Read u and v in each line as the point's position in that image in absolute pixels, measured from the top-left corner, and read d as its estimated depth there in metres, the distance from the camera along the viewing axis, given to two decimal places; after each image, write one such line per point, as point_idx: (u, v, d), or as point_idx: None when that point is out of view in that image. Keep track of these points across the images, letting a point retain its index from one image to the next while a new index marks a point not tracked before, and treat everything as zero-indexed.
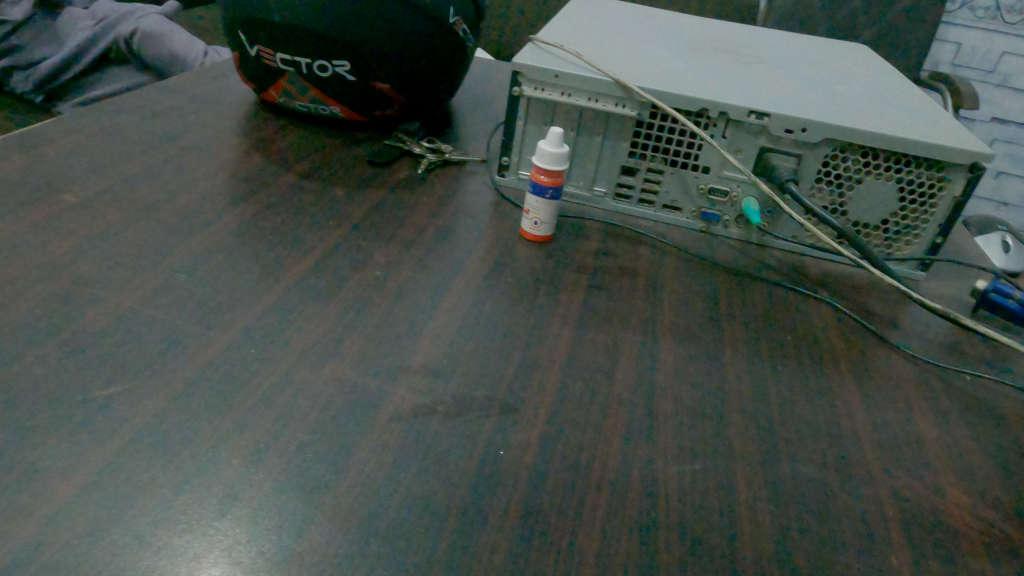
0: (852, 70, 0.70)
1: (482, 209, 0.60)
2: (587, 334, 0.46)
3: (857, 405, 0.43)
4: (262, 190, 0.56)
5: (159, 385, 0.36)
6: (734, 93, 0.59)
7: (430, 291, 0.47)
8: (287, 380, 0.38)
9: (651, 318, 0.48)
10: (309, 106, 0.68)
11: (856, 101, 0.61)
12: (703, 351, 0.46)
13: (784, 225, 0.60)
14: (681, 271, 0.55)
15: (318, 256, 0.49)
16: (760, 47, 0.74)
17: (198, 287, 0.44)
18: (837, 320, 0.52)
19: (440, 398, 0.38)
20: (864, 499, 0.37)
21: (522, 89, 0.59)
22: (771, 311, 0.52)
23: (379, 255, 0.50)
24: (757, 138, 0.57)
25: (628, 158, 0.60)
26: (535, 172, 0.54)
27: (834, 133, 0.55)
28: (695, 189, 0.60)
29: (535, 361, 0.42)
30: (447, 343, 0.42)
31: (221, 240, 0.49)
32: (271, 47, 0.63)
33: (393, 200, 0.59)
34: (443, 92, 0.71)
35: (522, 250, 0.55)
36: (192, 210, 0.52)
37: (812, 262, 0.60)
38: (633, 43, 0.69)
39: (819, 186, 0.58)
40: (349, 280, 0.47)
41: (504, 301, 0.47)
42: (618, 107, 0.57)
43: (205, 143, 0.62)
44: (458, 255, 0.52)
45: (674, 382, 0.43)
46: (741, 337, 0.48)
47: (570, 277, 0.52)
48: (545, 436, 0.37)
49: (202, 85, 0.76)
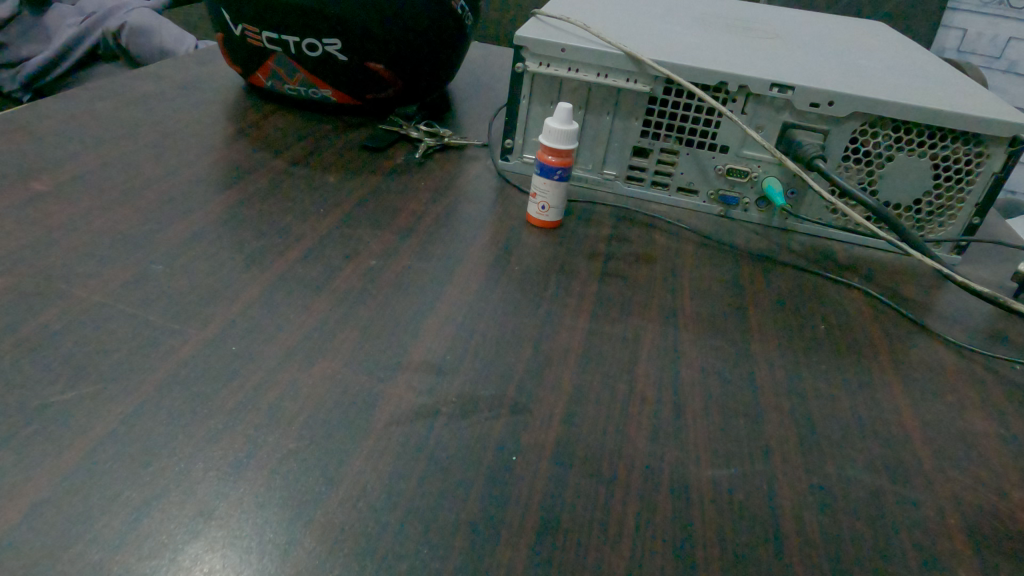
0: (876, 43, 0.66)
1: (484, 194, 0.56)
2: (603, 325, 0.42)
3: (903, 401, 0.39)
4: (248, 176, 0.53)
5: (126, 388, 0.32)
6: (754, 65, 0.55)
7: (431, 282, 0.43)
8: (273, 379, 0.34)
9: (672, 307, 0.44)
10: (299, 89, 0.64)
11: (884, 73, 0.57)
12: (730, 343, 0.42)
13: (808, 207, 0.56)
14: (701, 256, 0.51)
15: (308, 245, 0.45)
16: (777, 22, 0.70)
17: (176, 278, 0.40)
18: (872, 307, 0.48)
19: (444, 398, 0.34)
20: (920, 502, 0.33)
21: (526, 66, 0.55)
22: (801, 299, 0.48)
23: (374, 244, 0.46)
24: (779, 114, 0.53)
25: (640, 137, 0.56)
26: (542, 152, 0.50)
27: (864, 106, 0.51)
28: (712, 170, 0.56)
29: (548, 355, 0.38)
30: (451, 337, 0.38)
31: (202, 229, 0.45)
32: (257, 26, 0.59)
33: (389, 186, 0.55)
34: (441, 74, 0.67)
35: (528, 237, 0.51)
36: (171, 197, 0.48)
37: (840, 246, 0.56)
38: (643, 17, 0.65)
39: (846, 164, 0.54)
40: (342, 270, 0.43)
41: (511, 292, 0.43)
42: (629, 82, 0.53)
43: (188, 129, 0.58)
44: (461, 243, 0.48)
45: (702, 376, 0.39)
46: (771, 326, 0.44)
47: (582, 265, 0.48)
48: (562, 439, 0.33)
49: (188, 70, 0.72)
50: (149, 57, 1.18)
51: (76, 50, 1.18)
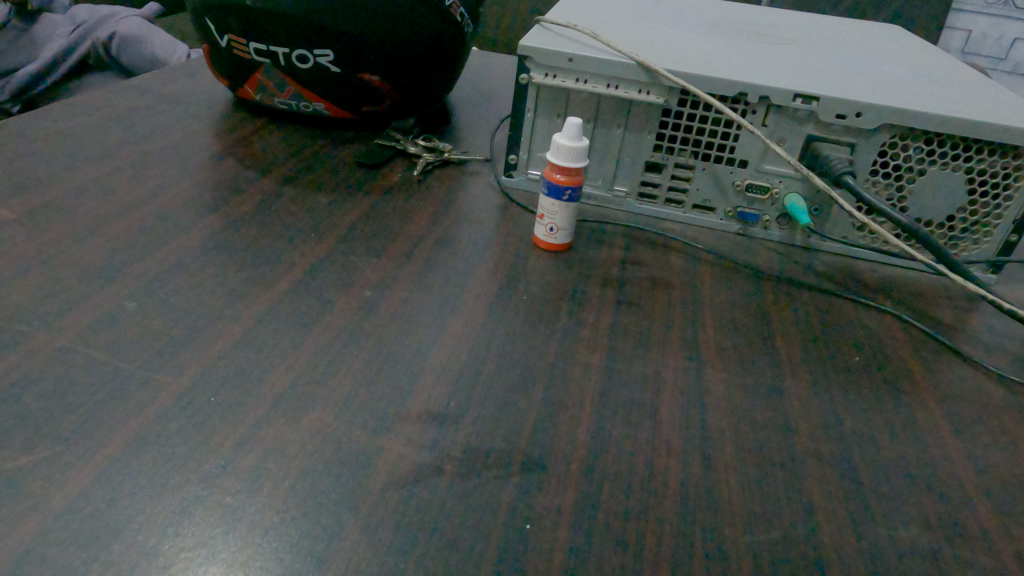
0: (899, 49, 0.62)
1: (487, 214, 0.52)
2: (620, 362, 0.38)
3: (953, 443, 0.36)
4: (235, 197, 0.49)
5: (89, 449, 0.28)
6: (775, 73, 0.51)
7: (432, 315, 0.40)
8: (256, 435, 0.30)
9: (694, 340, 0.41)
10: (290, 102, 0.61)
11: (912, 81, 0.53)
12: (760, 379, 0.38)
13: (833, 224, 0.52)
14: (722, 280, 0.48)
15: (298, 275, 0.41)
16: (791, 27, 0.67)
17: (150, 316, 0.36)
18: (907, 334, 0.45)
19: (448, 454, 0.30)
20: (985, 566, 0.29)
21: (531, 77, 0.51)
22: (832, 326, 0.44)
23: (370, 273, 0.43)
24: (803, 126, 0.50)
25: (654, 152, 0.53)
26: (550, 171, 0.46)
27: (894, 117, 0.47)
28: (730, 186, 0.53)
29: (561, 399, 0.35)
30: (453, 380, 0.35)
31: (182, 258, 0.41)
32: (244, 36, 0.56)
33: (386, 207, 0.51)
34: (440, 84, 0.64)
35: (536, 261, 0.47)
36: (150, 223, 0.44)
37: (868, 266, 0.52)
38: (652, 23, 0.61)
39: (874, 179, 0.50)
40: (335, 303, 0.39)
41: (519, 325, 0.40)
42: (642, 93, 0.50)
43: (173, 147, 0.55)
44: (463, 269, 0.44)
45: (731, 420, 0.35)
46: (803, 359, 0.40)
47: (596, 292, 0.44)
48: (580, 502, 0.29)
49: (174, 83, 0.68)
50: (141, 65, 1.16)
51: (66, 61, 1.14)
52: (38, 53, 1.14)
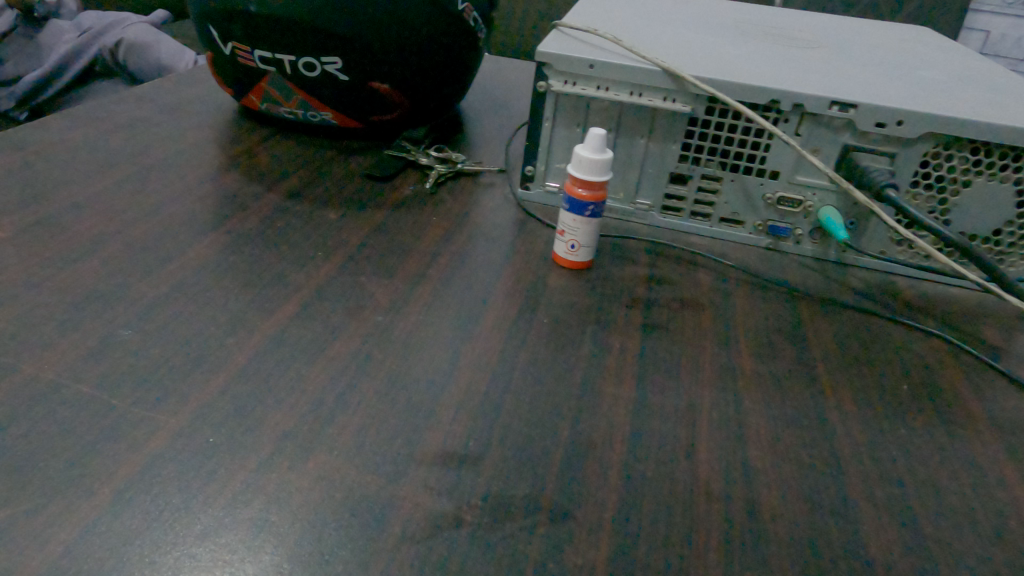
0: (933, 52, 0.59)
1: (504, 229, 0.49)
2: (651, 394, 0.35)
3: (1018, 482, 0.33)
4: (238, 213, 0.46)
5: (74, 501, 0.26)
6: (808, 79, 0.48)
7: (447, 342, 0.37)
8: (257, 483, 0.27)
9: (729, 367, 0.38)
10: (297, 112, 0.59)
11: (952, 86, 0.50)
12: (802, 412, 0.35)
13: (870, 239, 0.49)
14: (754, 300, 0.45)
15: (305, 298, 0.39)
16: (818, 29, 0.64)
17: (146, 345, 0.34)
18: (956, 358, 0.42)
19: (469, 502, 0.28)
20: None
21: (549, 84, 0.49)
22: (874, 351, 0.41)
23: (381, 295, 0.40)
24: (839, 135, 0.47)
25: (679, 163, 0.50)
26: (572, 184, 0.44)
27: (938, 125, 0.44)
28: (760, 198, 0.50)
29: (589, 437, 0.32)
30: (471, 416, 0.32)
31: (182, 281, 0.39)
32: (248, 44, 0.53)
33: (397, 222, 0.49)
34: (451, 92, 0.61)
35: (556, 280, 0.44)
36: (149, 243, 0.42)
37: (908, 283, 0.49)
38: (673, 27, 0.59)
39: (915, 191, 0.47)
40: (344, 329, 0.37)
41: (542, 353, 0.37)
42: (667, 101, 0.47)
43: (175, 160, 0.53)
44: (480, 290, 0.42)
45: (774, 459, 0.32)
46: (847, 389, 0.37)
47: (621, 315, 0.41)
48: (615, 557, 0.26)
49: (177, 92, 0.66)
50: (145, 72, 1.13)
51: (71, 68, 1.11)
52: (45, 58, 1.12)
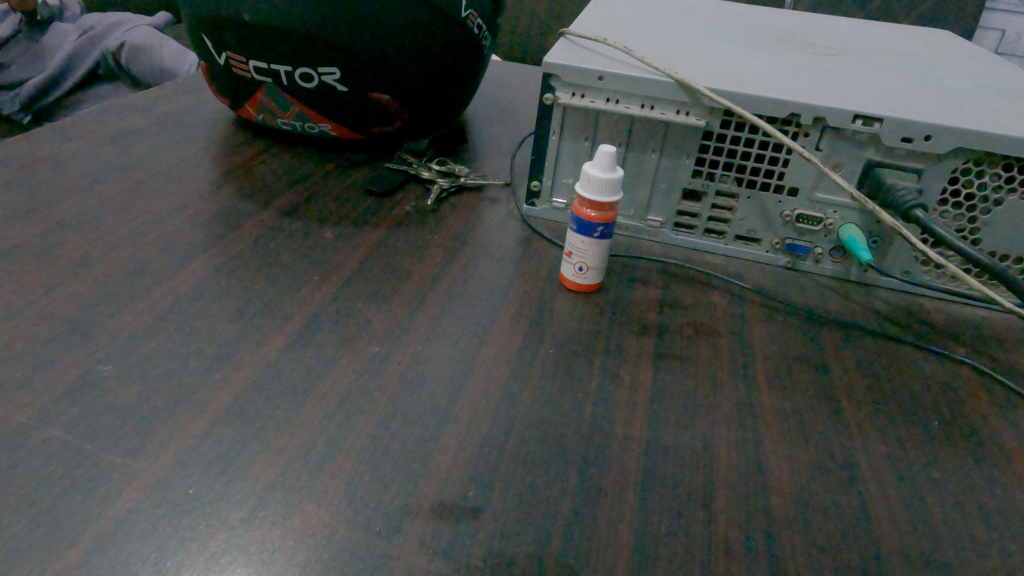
0: (959, 60, 0.56)
1: (509, 250, 0.47)
2: (664, 434, 0.33)
3: None
4: (231, 233, 0.44)
5: (38, 564, 0.24)
6: (829, 90, 0.46)
7: (447, 377, 0.35)
8: (238, 542, 0.25)
9: (747, 403, 0.36)
10: (295, 124, 0.56)
11: (981, 97, 0.48)
12: (827, 454, 0.33)
13: (894, 259, 0.47)
14: (772, 327, 0.42)
15: (298, 327, 0.37)
16: (838, 35, 0.61)
17: (126, 382, 0.32)
18: (989, 390, 0.39)
19: (467, 563, 0.26)
20: None
21: (556, 97, 0.47)
22: (903, 383, 0.39)
23: (378, 324, 0.38)
24: (862, 150, 0.44)
25: (692, 178, 0.47)
26: (580, 205, 0.41)
27: (969, 140, 0.42)
28: (778, 216, 0.47)
29: (598, 484, 0.30)
30: (472, 462, 0.30)
31: (168, 308, 0.37)
32: (243, 54, 0.51)
33: (396, 242, 0.46)
34: (454, 101, 0.59)
35: (563, 306, 0.42)
36: (135, 267, 0.40)
37: (934, 306, 0.47)
38: (687, 34, 0.56)
39: (943, 209, 0.45)
40: (337, 362, 0.35)
41: (548, 388, 0.35)
42: (681, 114, 0.45)
43: (167, 175, 0.51)
44: (483, 317, 0.40)
45: (798, 509, 0.30)
46: (874, 427, 0.35)
47: (632, 344, 0.39)
48: None
49: (173, 102, 0.64)
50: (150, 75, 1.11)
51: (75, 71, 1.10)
52: (47, 60, 1.10)
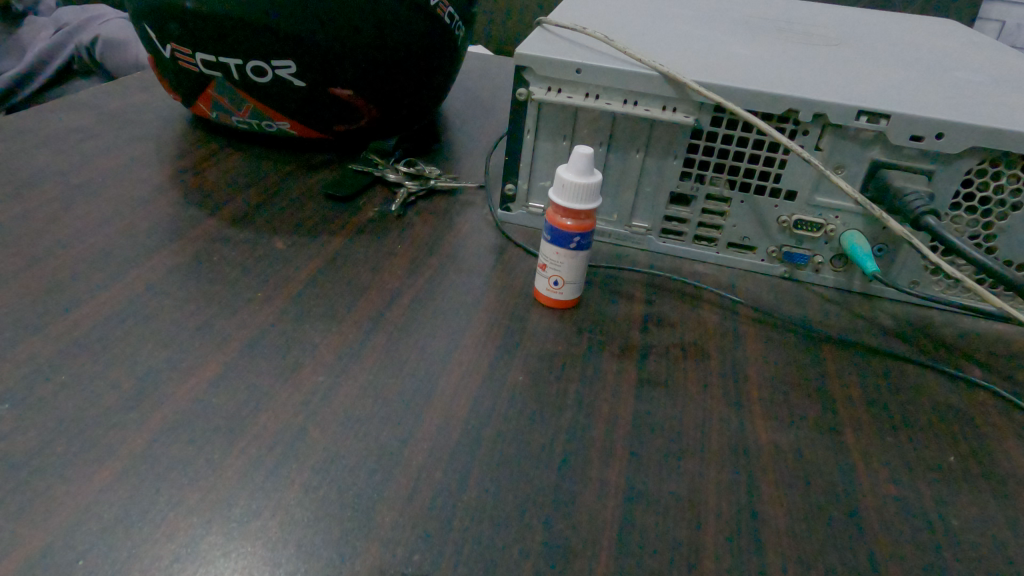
0: (968, 50, 0.52)
1: (479, 260, 0.43)
2: (644, 477, 0.29)
3: None
4: (170, 244, 0.40)
5: None
6: (830, 83, 0.42)
7: (399, 412, 0.31)
8: None
9: (739, 439, 0.32)
10: (251, 122, 0.52)
11: (994, 90, 0.44)
12: (829, 499, 0.29)
13: (901, 269, 0.43)
14: (766, 347, 0.38)
15: (232, 353, 0.33)
16: (838, 24, 0.57)
17: (25, 424, 0.27)
18: (1008, 418, 0.35)
19: None
20: None
21: (530, 92, 0.42)
22: (912, 411, 0.35)
23: (325, 349, 0.34)
24: (867, 150, 0.40)
25: (680, 181, 0.43)
26: (554, 214, 0.37)
27: (986, 139, 0.38)
28: (774, 221, 0.43)
29: (567, 541, 0.26)
30: (421, 517, 0.26)
31: (86, 333, 0.32)
32: (188, 45, 0.47)
33: (355, 253, 0.42)
34: (425, 97, 0.55)
35: (536, 324, 0.38)
36: (55, 285, 0.35)
37: (944, 320, 0.43)
38: (675, 23, 0.52)
39: (955, 214, 0.41)
40: (274, 396, 0.30)
41: (514, 424, 0.31)
42: (667, 111, 0.41)
43: (107, 179, 0.46)
44: (446, 339, 0.36)
45: (800, 568, 0.26)
46: (882, 466, 0.31)
47: (611, 369, 0.35)
48: None
49: (124, 98, 0.60)
50: (126, 64, 1.03)
51: (47, 67, 1.03)
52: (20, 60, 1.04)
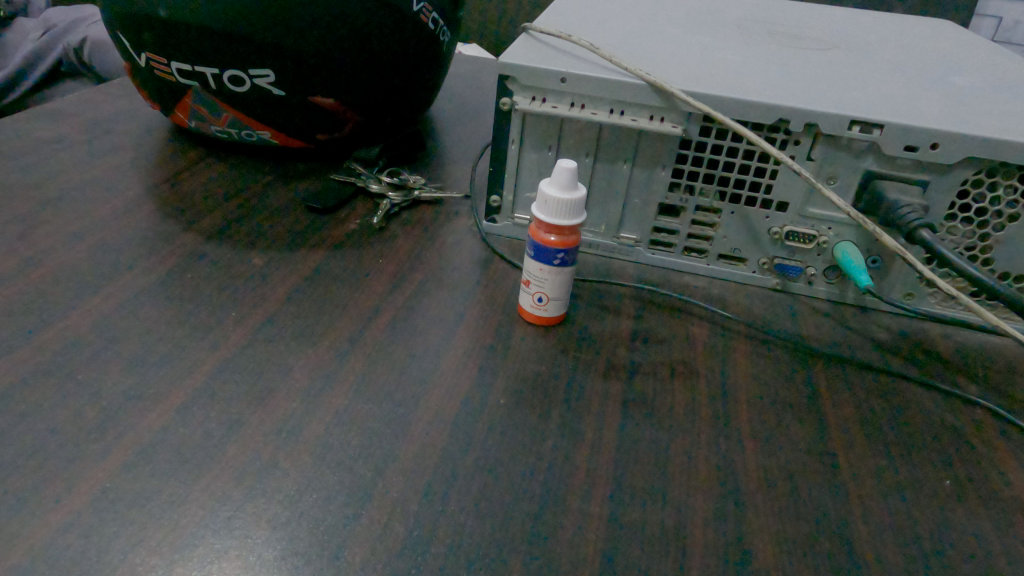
0: (963, 54, 0.51)
1: (463, 275, 0.42)
2: (627, 506, 0.28)
3: None
4: (144, 261, 0.39)
5: None
6: (822, 91, 0.40)
7: (374, 439, 0.29)
8: None
9: (727, 463, 0.31)
10: (230, 132, 0.51)
11: (989, 97, 0.42)
12: (819, 526, 0.28)
13: (895, 281, 0.42)
14: (757, 364, 0.37)
15: (203, 378, 0.32)
16: (831, 27, 0.56)
17: None
18: (1005, 438, 0.34)
19: None
20: None
21: (514, 102, 0.41)
22: (905, 431, 0.34)
23: (300, 372, 0.33)
24: (860, 160, 0.39)
25: (669, 192, 0.42)
26: (537, 229, 0.36)
27: (982, 149, 0.36)
28: (765, 233, 0.42)
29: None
30: (393, 553, 0.25)
31: (52, 359, 0.31)
32: (163, 54, 0.45)
33: (335, 268, 0.41)
34: (410, 104, 0.53)
35: (520, 342, 0.37)
36: (23, 307, 0.34)
37: (940, 333, 0.42)
38: (665, 28, 0.51)
39: (950, 225, 0.40)
40: (245, 424, 0.29)
41: (494, 450, 0.30)
42: (654, 121, 0.39)
43: (82, 193, 0.45)
44: (426, 360, 0.34)
45: None
46: (875, 490, 0.30)
47: (596, 391, 0.34)
48: None
49: (104, 107, 0.58)
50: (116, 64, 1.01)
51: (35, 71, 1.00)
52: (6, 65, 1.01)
